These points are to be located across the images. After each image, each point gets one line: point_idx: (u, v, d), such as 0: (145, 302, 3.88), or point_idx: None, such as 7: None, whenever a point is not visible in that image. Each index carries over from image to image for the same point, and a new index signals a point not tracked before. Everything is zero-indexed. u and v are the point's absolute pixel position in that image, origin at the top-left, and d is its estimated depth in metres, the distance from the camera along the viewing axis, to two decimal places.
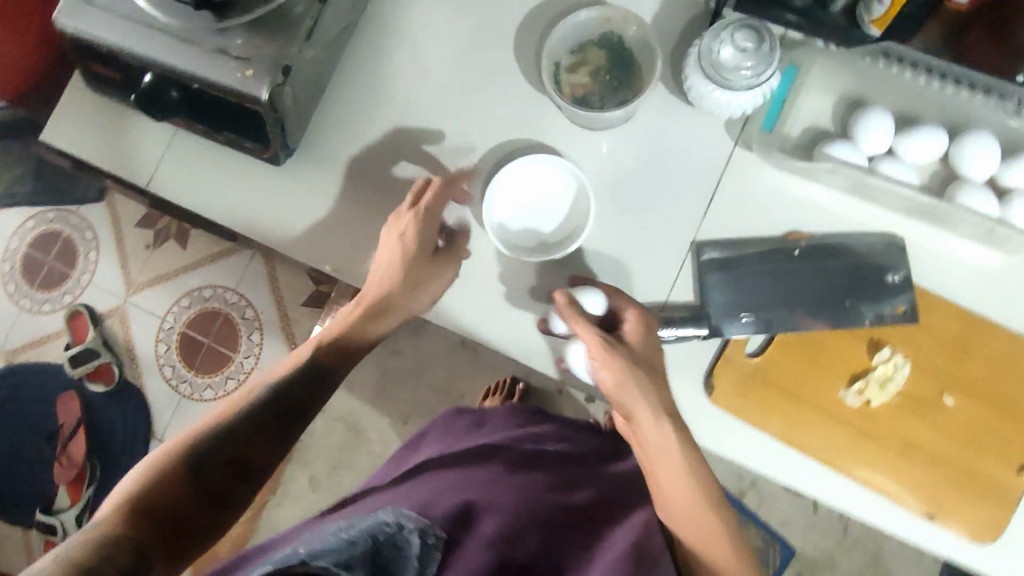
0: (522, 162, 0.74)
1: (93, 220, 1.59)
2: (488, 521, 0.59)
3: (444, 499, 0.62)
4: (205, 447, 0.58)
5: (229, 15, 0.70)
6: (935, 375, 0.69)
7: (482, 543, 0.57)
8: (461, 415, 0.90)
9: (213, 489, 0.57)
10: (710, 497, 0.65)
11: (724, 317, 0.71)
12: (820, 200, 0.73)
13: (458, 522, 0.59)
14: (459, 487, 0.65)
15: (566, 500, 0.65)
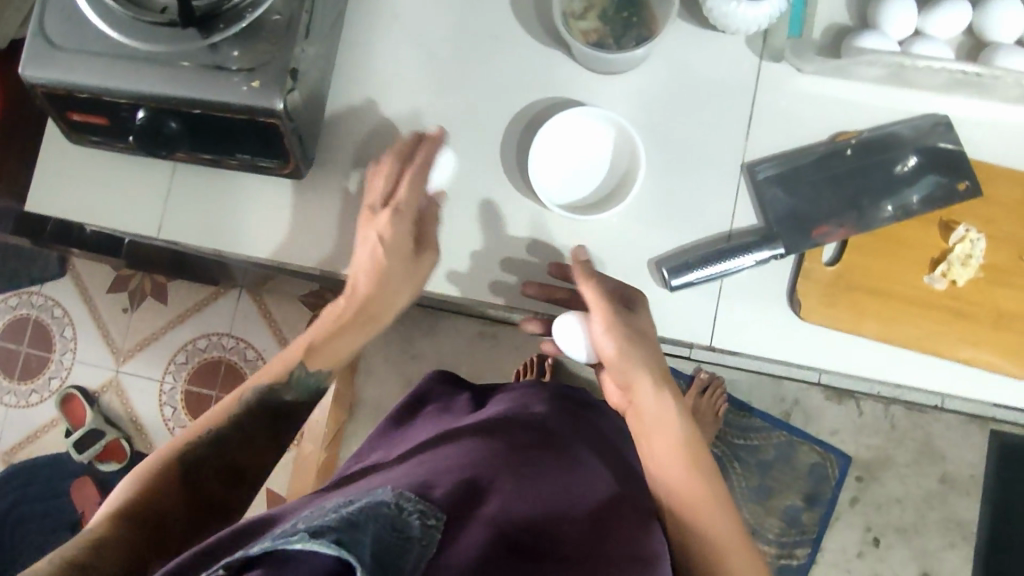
0: (559, 117, 0.71)
1: (60, 296, 1.52)
2: (493, 503, 0.54)
3: (447, 476, 0.56)
4: (186, 461, 0.59)
5: (214, 29, 0.64)
6: (1011, 243, 0.69)
7: (482, 526, 0.52)
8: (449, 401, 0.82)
9: (207, 495, 0.58)
10: (705, 467, 0.64)
11: (795, 232, 0.70)
12: (858, 96, 0.72)
13: (460, 501, 0.53)
14: (458, 464, 0.58)
15: (566, 467, 0.63)
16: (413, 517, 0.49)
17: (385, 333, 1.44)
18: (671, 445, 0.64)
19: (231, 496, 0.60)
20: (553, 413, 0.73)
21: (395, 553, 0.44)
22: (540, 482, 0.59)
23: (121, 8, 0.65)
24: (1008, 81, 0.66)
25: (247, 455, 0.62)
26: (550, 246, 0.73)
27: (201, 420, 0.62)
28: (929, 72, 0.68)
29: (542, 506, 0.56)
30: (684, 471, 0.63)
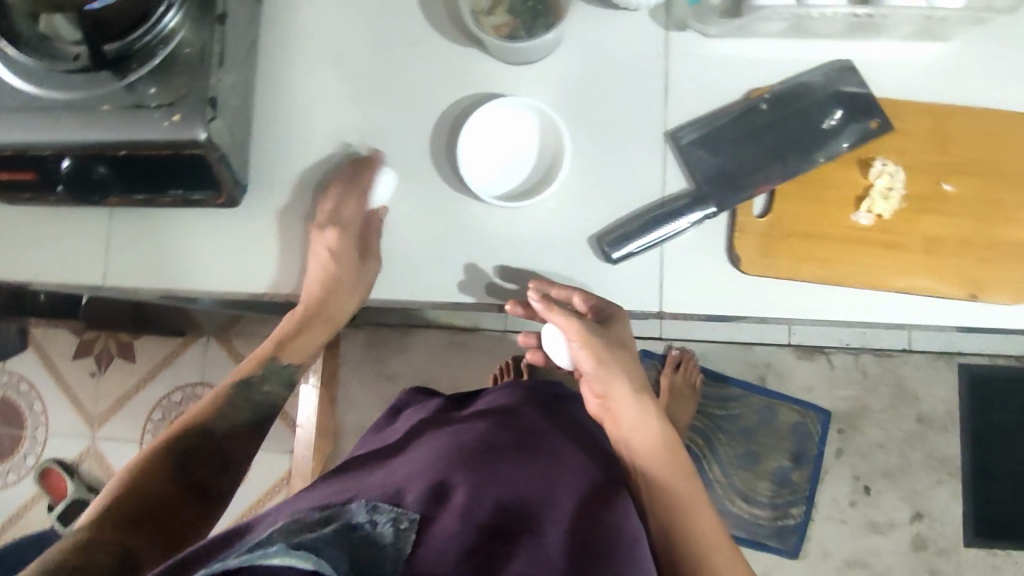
0: (484, 109, 0.72)
1: (27, 371, 1.54)
2: (463, 492, 0.54)
3: (419, 477, 0.56)
4: (172, 454, 0.68)
5: (129, 69, 0.67)
6: (929, 169, 0.72)
7: (456, 518, 0.51)
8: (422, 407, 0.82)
9: (193, 480, 0.68)
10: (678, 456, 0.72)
11: (723, 190, 0.72)
12: (764, 52, 0.75)
13: (434, 498, 0.53)
14: (429, 465, 0.58)
15: (538, 456, 0.63)
16: (388, 527, 0.50)
17: (358, 357, 1.44)
18: (647, 438, 0.72)
19: (214, 483, 0.69)
20: (526, 408, 0.73)
21: (371, 566, 0.45)
22: (513, 472, 0.58)
23: (34, 62, 0.67)
24: (899, 18, 0.70)
25: (226, 445, 0.71)
26: (492, 238, 0.74)
27: (182, 418, 0.72)
28: (827, 20, 0.71)
29: (516, 495, 0.56)
30: (667, 488, 0.70)
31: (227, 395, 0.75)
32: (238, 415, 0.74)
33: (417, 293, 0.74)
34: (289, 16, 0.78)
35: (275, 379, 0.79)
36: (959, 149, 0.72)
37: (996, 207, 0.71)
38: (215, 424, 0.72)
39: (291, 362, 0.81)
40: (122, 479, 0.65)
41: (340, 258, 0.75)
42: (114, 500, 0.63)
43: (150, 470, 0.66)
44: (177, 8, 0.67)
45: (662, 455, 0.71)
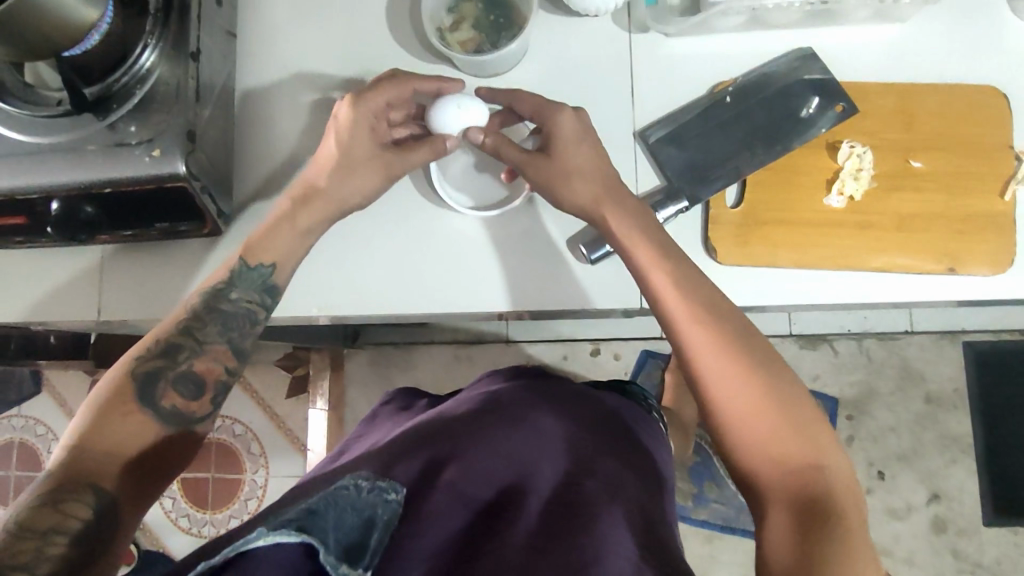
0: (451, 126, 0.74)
1: (41, 414, 1.57)
2: (451, 470, 0.54)
3: (409, 453, 0.57)
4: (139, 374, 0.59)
5: (110, 109, 0.69)
6: (897, 148, 0.73)
7: (445, 492, 0.52)
8: (413, 404, 0.84)
9: (161, 410, 0.59)
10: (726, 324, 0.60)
11: (695, 184, 0.73)
12: (726, 46, 0.76)
13: (423, 474, 0.55)
14: (420, 442, 0.59)
15: (532, 419, 0.63)
16: (374, 495, 0.50)
17: (363, 376, 1.45)
18: (683, 313, 0.61)
19: (193, 404, 0.61)
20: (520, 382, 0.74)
21: (355, 538, 0.46)
22: (500, 438, 0.59)
23: (22, 112, 0.70)
24: (855, 3, 0.71)
25: (194, 364, 0.62)
26: (474, 246, 0.75)
27: (153, 333, 0.62)
28: (782, 10, 0.72)
29: (503, 462, 0.57)
30: (725, 368, 0.59)
31: (190, 309, 0.64)
32: (205, 329, 0.63)
33: (403, 306, 0.76)
34: (264, 49, 0.80)
35: (246, 287, 0.66)
36: (926, 126, 0.73)
37: (966, 180, 0.72)
38: (187, 341, 0.62)
39: (263, 263, 0.66)
40: (95, 402, 0.58)
41: (345, 175, 0.68)
42: (80, 435, 0.55)
43: (119, 396, 0.58)
44: (152, 48, 0.69)
45: (706, 325, 0.60)
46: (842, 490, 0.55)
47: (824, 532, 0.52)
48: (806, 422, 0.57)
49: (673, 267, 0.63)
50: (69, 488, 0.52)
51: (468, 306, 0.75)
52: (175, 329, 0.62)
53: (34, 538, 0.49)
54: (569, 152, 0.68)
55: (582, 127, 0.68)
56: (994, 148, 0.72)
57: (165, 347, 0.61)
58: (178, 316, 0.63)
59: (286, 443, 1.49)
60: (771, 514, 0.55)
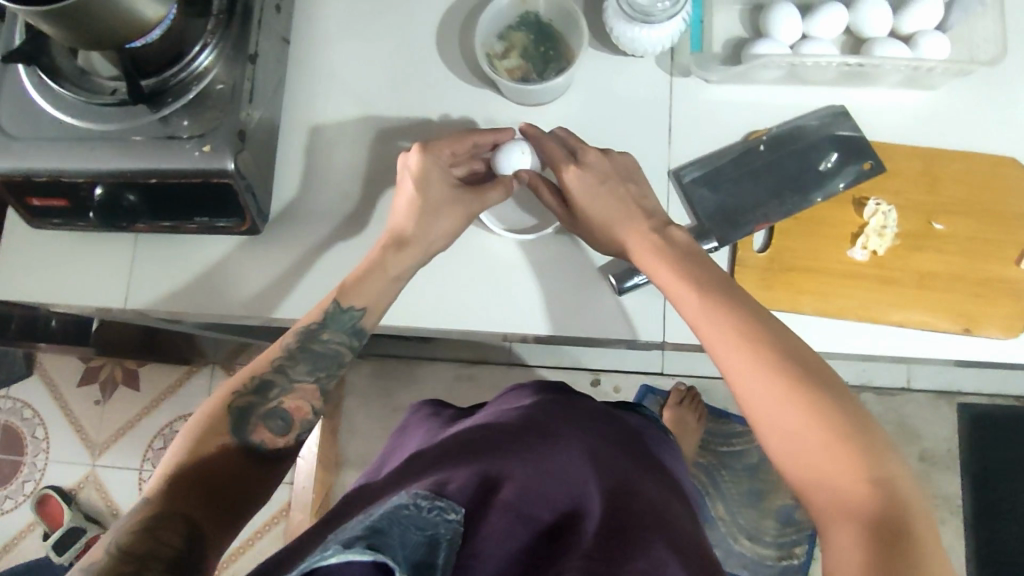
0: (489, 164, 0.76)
1: (31, 398, 1.55)
2: (509, 491, 0.56)
3: (460, 471, 0.58)
4: (235, 410, 0.61)
5: (163, 103, 0.70)
6: (920, 209, 0.75)
7: (504, 511, 0.54)
8: (437, 413, 0.86)
9: (255, 448, 0.61)
10: (762, 335, 0.58)
11: (725, 226, 0.75)
12: (763, 98, 0.79)
13: (478, 493, 0.56)
14: (467, 461, 0.60)
15: (574, 448, 0.65)
16: (434, 514, 0.50)
17: (363, 388, 1.45)
18: (718, 332, 0.59)
19: (280, 441, 0.62)
20: (549, 399, 0.75)
21: (421, 558, 0.46)
22: (547, 462, 0.61)
23: (74, 96, 0.71)
24: (889, 68, 0.74)
25: (284, 401, 0.63)
26: (504, 268, 0.77)
27: (247, 368, 0.64)
28: (821, 68, 0.76)
29: (554, 485, 0.58)
30: (747, 367, 0.57)
31: (284, 348, 0.65)
32: (296, 366, 0.64)
33: (429, 322, 0.77)
34: (315, 59, 0.83)
35: (337, 328, 0.66)
36: (949, 190, 0.75)
37: (984, 245, 0.74)
38: (279, 377, 0.64)
39: (355, 306, 0.67)
40: (193, 435, 0.60)
41: (427, 217, 0.70)
42: (177, 468, 0.57)
43: (218, 429, 0.60)
44: (211, 49, 0.71)
45: (733, 328, 0.59)
46: (904, 480, 0.52)
47: (891, 532, 0.49)
48: (849, 409, 0.54)
49: (698, 279, 0.63)
50: (167, 517, 0.53)
51: (494, 326, 0.76)
52: (270, 366, 0.64)
53: (132, 563, 0.49)
54: (601, 185, 0.70)
55: (607, 167, 0.71)
56: (1013, 216, 0.75)
57: (259, 380, 0.63)
58: (270, 352, 0.65)
59: None
60: (831, 522, 0.52)
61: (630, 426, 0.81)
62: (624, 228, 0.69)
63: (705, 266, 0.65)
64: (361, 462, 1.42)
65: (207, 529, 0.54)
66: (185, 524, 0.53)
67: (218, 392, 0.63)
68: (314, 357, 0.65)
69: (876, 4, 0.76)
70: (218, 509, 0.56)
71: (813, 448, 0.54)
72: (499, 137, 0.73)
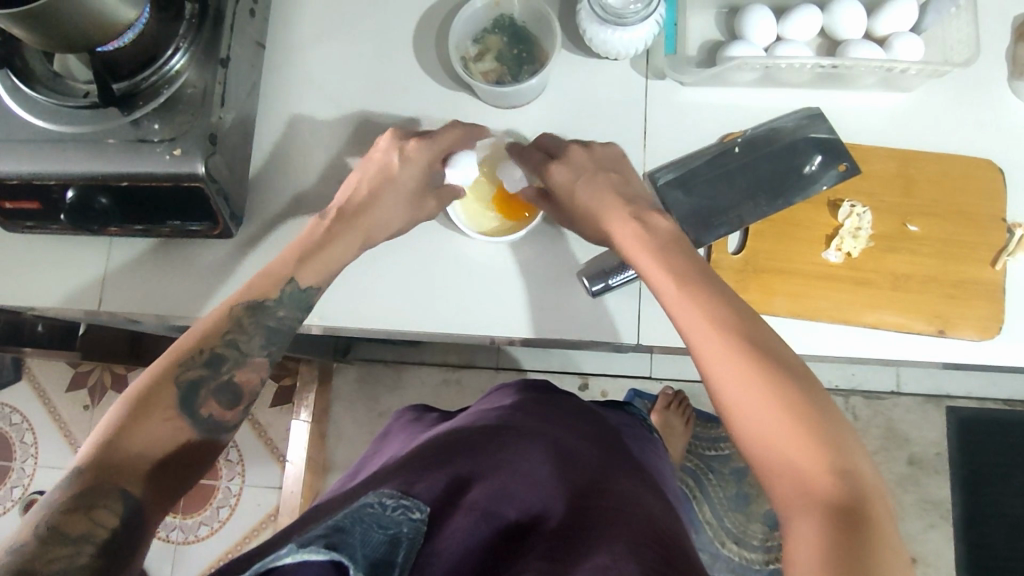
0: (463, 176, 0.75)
1: (18, 403, 1.55)
2: (477, 491, 0.56)
3: (432, 469, 0.59)
4: (181, 381, 0.58)
5: (135, 106, 0.70)
6: (895, 210, 0.75)
7: (469, 511, 0.54)
8: (420, 416, 0.86)
9: (200, 418, 0.58)
10: (735, 327, 0.58)
11: (700, 228, 0.75)
12: (738, 100, 0.79)
13: (447, 494, 0.56)
14: (438, 457, 0.61)
15: (545, 443, 0.64)
16: (399, 513, 0.52)
17: (350, 393, 1.45)
18: (693, 321, 0.59)
19: (227, 412, 0.61)
20: (527, 398, 0.75)
21: (382, 555, 0.47)
22: (518, 457, 0.61)
23: (46, 99, 0.71)
24: (862, 69, 0.74)
25: (234, 376, 0.61)
26: (479, 271, 0.77)
27: (189, 338, 0.61)
28: (795, 70, 0.76)
29: (521, 477, 0.58)
30: (713, 351, 0.57)
31: (233, 319, 0.62)
32: (248, 341, 0.63)
33: (404, 325, 0.76)
34: (290, 62, 0.83)
35: (292, 304, 0.66)
36: (924, 192, 0.75)
37: (960, 246, 0.74)
38: (230, 351, 0.62)
39: (310, 283, 0.67)
40: (131, 399, 0.56)
41: (379, 194, 0.71)
42: (113, 432, 0.54)
43: (162, 398, 0.57)
44: (183, 51, 0.71)
45: (708, 316, 0.59)
46: (866, 476, 0.52)
47: (853, 523, 0.49)
48: (813, 400, 0.54)
49: (676, 266, 0.63)
50: (102, 494, 0.51)
51: (468, 329, 0.76)
52: (219, 339, 0.61)
53: (66, 546, 0.48)
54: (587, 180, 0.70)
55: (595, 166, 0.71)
56: (989, 219, 0.75)
57: (209, 352, 0.60)
58: (217, 324, 0.62)
59: (265, 453, 1.48)
60: (796, 509, 0.51)
61: (613, 426, 0.81)
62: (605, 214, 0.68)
63: (681, 248, 0.65)
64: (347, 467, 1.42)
65: (148, 505, 0.53)
66: (124, 500, 0.52)
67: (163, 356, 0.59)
68: (270, 334, 0.64)
69: (850, 6, 0.75)
70: (157, 486, 0.54)
71: (779, 437, 0.53)
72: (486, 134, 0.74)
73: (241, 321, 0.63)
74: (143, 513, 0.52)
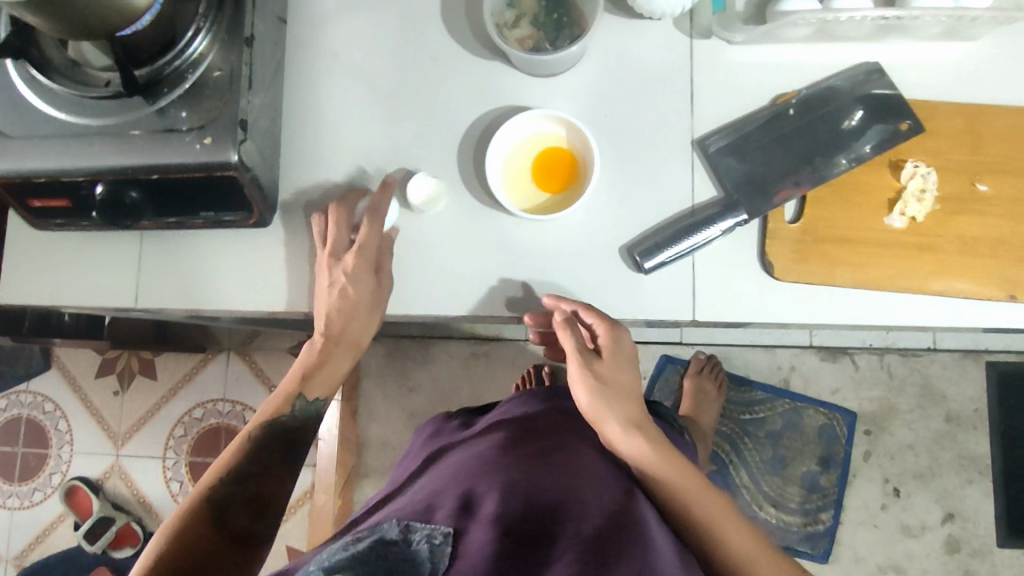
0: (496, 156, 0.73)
1: (51, 392, 1.55)
2: (490, 501, 0.55)
3: (445, 495, 0.58)
4: (208, 504, 0.65)
5: (160, 94, 0.67)
6: (962, 170, 0.71)
7: (485, 523, 0.52)
8: (447, 422, 0.85)
9: (237, 531, 0.65)
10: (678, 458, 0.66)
11: (755, 197, 0.72)
12: (790, 57, 0.74)
13: (462, 512, 0.54)
14: (457, 482, 0.60)
15: (549, 459, 0.63)
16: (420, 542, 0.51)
17: (379, 370, 1.43)
18: (643, 449, 0.65)
19: (254, 527, 0.66)
20: (539, 414, 0.73)
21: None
22: (530, 472, 0.60)
23: (67, 90, 0.67)
24: (928, 19, 0.69)
25: (260, 488, 0.67)
26: (523, 250, 0.74)
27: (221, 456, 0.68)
28: (853, 23, 0.71)
29: (541, 489, 0.58)
30: (669, 469, 0.65)
31: (253, 435, 0.69)
32: (266, 452, 0.69)
33: (448, 308, 0.74)
34: (312, 37, 0.78)
35: (303, 415, 0.72)
36: (992, 147, 0.71)
37: None
38: (250, 463, 0.68)
39: (318, 396, 0.73)
40: (170, 520, 0.63)
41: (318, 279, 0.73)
42: (162, 542, 0.62)
43: (194, 518, 0.63)
44: (205, 33, 0.67)
45: (717, 505, 0.66)
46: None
47: None
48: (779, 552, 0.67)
49: (682, 472, 0.65)
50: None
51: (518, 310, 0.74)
52: (240, 454, 0.68)
53: None
54: (606, 383, 0.67)
55: (620, 351, 0.68)
56: None
57: (241, 468, 0.67)
58: (241, 442, 0.69)
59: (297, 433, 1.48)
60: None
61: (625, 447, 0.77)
62: (604, 422, 0.66)
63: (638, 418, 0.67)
64: (381, 443, 1.41)
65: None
66: None
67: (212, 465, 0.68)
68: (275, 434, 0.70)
69: None
70: None
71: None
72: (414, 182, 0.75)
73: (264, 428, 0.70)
74: None
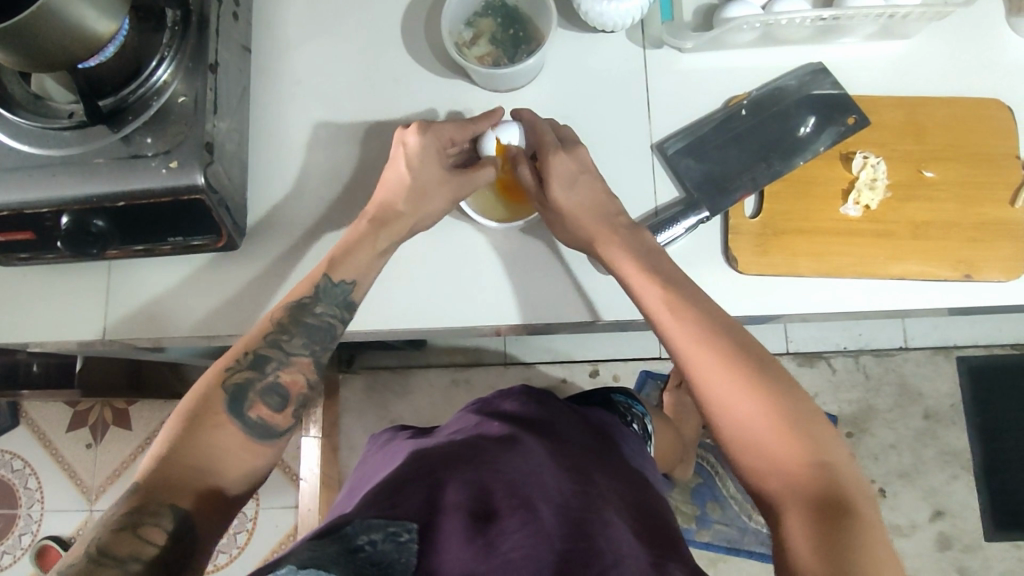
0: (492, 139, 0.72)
1: (19, 448, 1.50)
2: (459, 494, 0.54)
3: (414, 482, 0.56)
4: (227, 388, 0.58)
5: (125, 121, 0.68)
6: (909, 159, 0.74)
7: (453, 513, 0.52)
8: (396, 433, 0.81)
9: (254, 426, 0.58)
10: (705, 323, 0.60)
11: (715, 195, 0.74)
12: (739, 63, 0.78)
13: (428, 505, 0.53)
14: (423, 469, 0.58)
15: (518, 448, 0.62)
16: (387, 543, 0.49)
17: (359, 405, 1.41)
18: (669, 317, 0.62)
19: (275, 417, 0.59)
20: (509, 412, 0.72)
21: None
22: (500, 462, 0.59)
23: (32, 124, 0.68)
24: (862, 19, 0.73)
25: (277, 379, 0.60)
26: (494, 258, 0.75)
27: (241, 343, 0.61)
28: (795, 26, 0.75)
29: (502, 476, 0.57)
30: (692, 341, 0.59)
31: (274, 321, 0.62)
32: (291, 341, 0.62)
33: (422, 321, 0.74)
34: (276, 65, 0.80)
35: (329, 301, 0.64)
36: (935, 136, 0.74)
37: (976, 187, 0.73)
38: (274, 352, 0.61)
39: (344, 278, 0.65)
40: (183, 411, 0.57)
41: (418, 196, 0.68)
42: (171, 442, 0.55)
43: (209, 410, 0.57)
44: (169, 62, 0.68)
45: (741, 381, 0.57)
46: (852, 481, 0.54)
47: (828, 521, 0.50)
48: (824, 452, 0.54)
49: (710, 337, 0.59)
50: (161, 500, 0.51)
51: (493, 320, 0.74)
52: (264, 341, 0.61)
53: (112, 566, 0.47)
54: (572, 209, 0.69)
55: (646, 250, 0.67)
56: (1004, 157, 0.74)
57: (252, 356, 0.60)
58: (261, 327, 0.62)
59: (277, 473, 1.44)
60: (783, 515, 0.53)
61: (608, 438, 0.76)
62: (604, 244, 0.68)
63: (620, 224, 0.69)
64: None
65: (199, 521, 0.52)
66: (173, 520, 0.51)
67: (227, 351, 0.61)
68: (269, 326, 0.62)
69: None
70: (217, 502, 0.54)
71: (783, 470, 0.54)
72: (491, 120, 0.72)
73: (274, 331, 0.62)
74: (191, 528, 0.51)
